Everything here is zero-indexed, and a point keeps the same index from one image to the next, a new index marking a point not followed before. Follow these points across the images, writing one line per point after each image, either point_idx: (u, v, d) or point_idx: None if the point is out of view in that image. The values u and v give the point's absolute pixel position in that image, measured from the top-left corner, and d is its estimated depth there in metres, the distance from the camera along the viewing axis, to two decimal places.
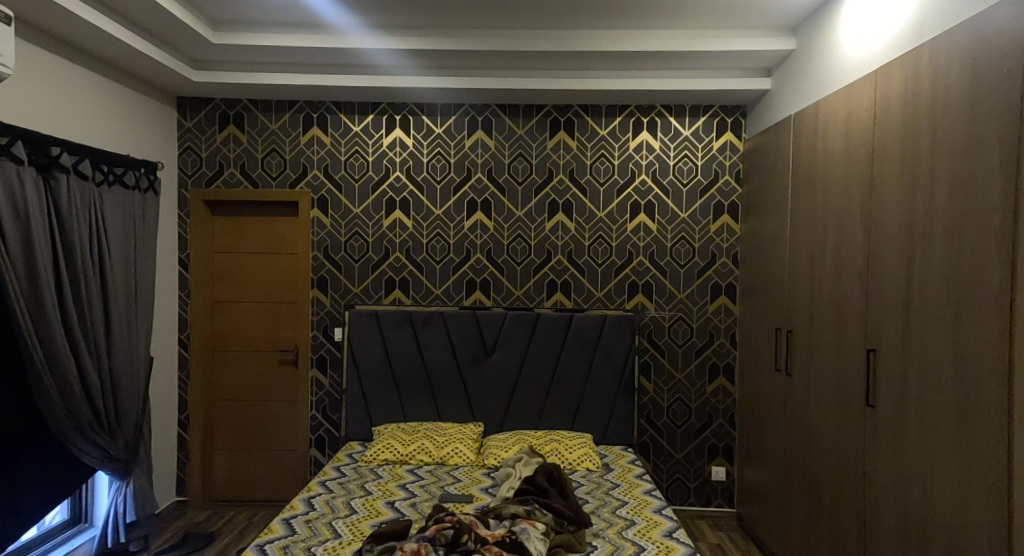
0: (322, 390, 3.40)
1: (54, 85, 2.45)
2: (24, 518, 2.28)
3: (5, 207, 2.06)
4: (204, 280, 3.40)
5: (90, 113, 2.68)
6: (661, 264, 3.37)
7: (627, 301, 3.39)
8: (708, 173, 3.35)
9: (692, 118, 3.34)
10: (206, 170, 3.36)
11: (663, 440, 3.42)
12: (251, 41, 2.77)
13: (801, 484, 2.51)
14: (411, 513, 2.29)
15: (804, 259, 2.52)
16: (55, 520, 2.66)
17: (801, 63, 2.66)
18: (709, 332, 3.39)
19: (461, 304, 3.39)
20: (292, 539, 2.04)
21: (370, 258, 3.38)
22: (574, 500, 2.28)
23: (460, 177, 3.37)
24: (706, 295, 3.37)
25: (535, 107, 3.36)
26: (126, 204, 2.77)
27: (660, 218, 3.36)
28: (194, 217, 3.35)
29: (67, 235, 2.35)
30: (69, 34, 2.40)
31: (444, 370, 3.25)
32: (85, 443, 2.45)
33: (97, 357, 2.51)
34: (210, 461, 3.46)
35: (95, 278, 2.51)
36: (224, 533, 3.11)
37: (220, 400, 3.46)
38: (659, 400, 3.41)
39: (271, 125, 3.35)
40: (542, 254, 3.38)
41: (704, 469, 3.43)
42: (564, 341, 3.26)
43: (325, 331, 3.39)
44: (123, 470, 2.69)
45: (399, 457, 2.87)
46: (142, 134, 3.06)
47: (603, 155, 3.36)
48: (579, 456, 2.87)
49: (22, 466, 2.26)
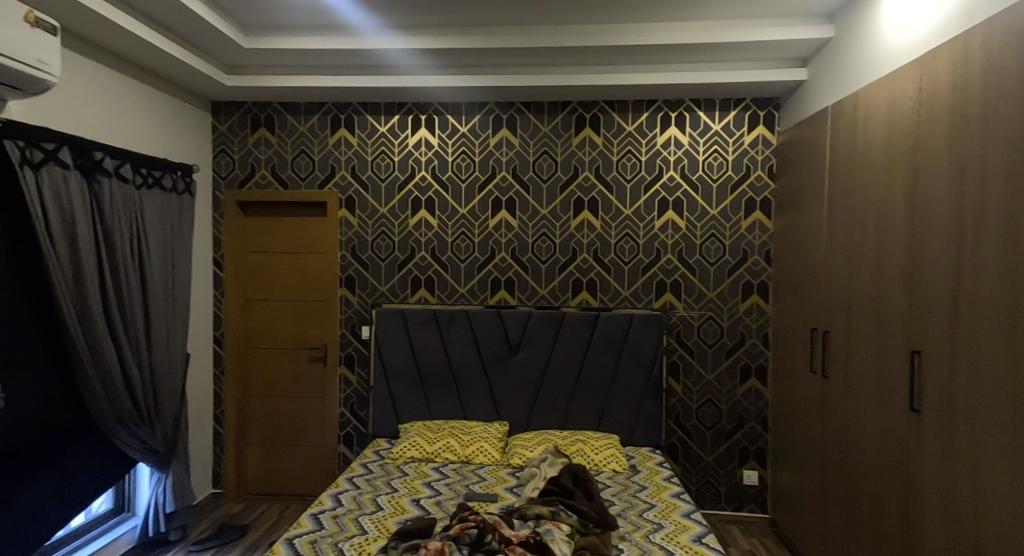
0: (350, 388, 3.45)
1: (97, 92, 2.57)
2: (71, 506, 2.39)
3: (53, 210, 2.16)
4: (237, 279, 3.50)
5: (130, 119, 2.79)
6: (690, 263, 3.30)
7: (654, 300, 3.33)
8: (739, 168, 3.26)
9: (723, 112, 3.26)
10: (239, 172, 3.45)
11: (692, 442, 3.35)
12: (281, 45, 2.82)
13: (839, 491, 2.42)
14: (436, 511, 2.31)
15: (842, 257, 2.42)
16: (101, 509, 2.79)
17: (839, 53, 2.56)
18: (740, 332, 3.30)
19: (486, 303, 3.39)
20: (320, 535, 2.08)
21: (396, 257, 3.41)
22: (600, 502, 2.25)
23: (485, 175, 3.37)
24: (738, 294, 3.29)
25: (561, 104, 3.33)
26: (165, 206, 2.87)
27: (689, 215, 3.29)
28: (227, 218, 3.45)
29: (110, 237, 2.45)
30: (112, 43, 2.52)
31: (469, 368, 3.26)
32: (128, 436, 2.55)
33: (137, 354, 2.61)
34: (244, 455, 3.55)
35: (136, 278, 2.60)
36: (257, 525, 3.20)
37: (252, 397, 3.55)
38: (689, 401, 3.34)
39: (300, 127, 3.42)
40: (568, 252, 3.35)
41: (736, 472, 3.34)
42: (591, 340, 3.22)
43: (353, 329, 3.44)
44: (163, 461, 2.79)
45: (425, 455, 2.89)
46: (180, 137, 3.16)
47: (630, 152, 3.31)
48: (605, 458, 2.84)
49: (68, 456, 2.37)
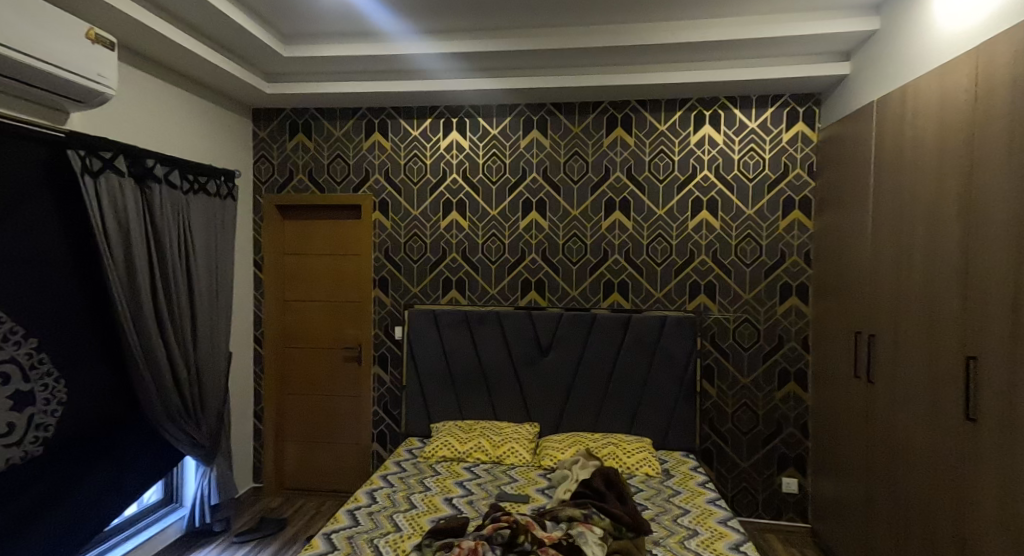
0: (384, 386, 3.52)
1: (148, 102, 2.71)
2: (124, 496, 2.52)
3: (109, 214, 2.30)
4: (276, 280, 3.61)
5: (179, 127, 2.93)
6: (725, 263, 3.23)
7: (688, 301, 3.27)
8: (777, 166, 3.18)
9: (760, 110, 3.17)
10: (278, 177, 3.56)
11: (727, 447, 3.27)
12: (319, 53, 2.91)
13: (886, 502, 2.32)
14: (469, 510, 2.34)
15: (889, 257, 2.32)
16: (152, 499, 2.93)
17: (885, 46, 2.46)
18: (778, 335, 3.21)
19: (517, 305, 3.40)
20: (356, 530, 2.14)
21: (428, 259, 3.46)
22: (633, 506, 2.23)
23: (516, 177, 3.38)
24: (775, 296, 3.20)
25: (592, 104, 3.31)
26: (210, 210, 2.99)
27: (724, 215, 3.22)
28: (267, 220, 3.57)
29: (160, 240, 2.58)
30: (163, 56, 2.65)
31: (500, 369, 3.28)
32: (176, 431, 2.67)
33: (185, 352, 2.73)
34: (282, 451, 3.67)
35: (183, 279, 2.72)
36: (295, 519, 3.29)
37: (290, 394, 3.66)
38: (724, 405, 3.26)
39: (336, 132, 3.51)
40: (599, 253, 3.33)
41: (774, 479, 3.25)
42: (622, 342, 3.19)
43: (386, 329, 3.51)
44: (208, 455, 2.91)
45: (456, 454, 2.92)
46: (223, 144, 3.29)
47: (663, 152, 3.26)
48: (638, 461, 2.81)
49: (120, 448, 2.50)
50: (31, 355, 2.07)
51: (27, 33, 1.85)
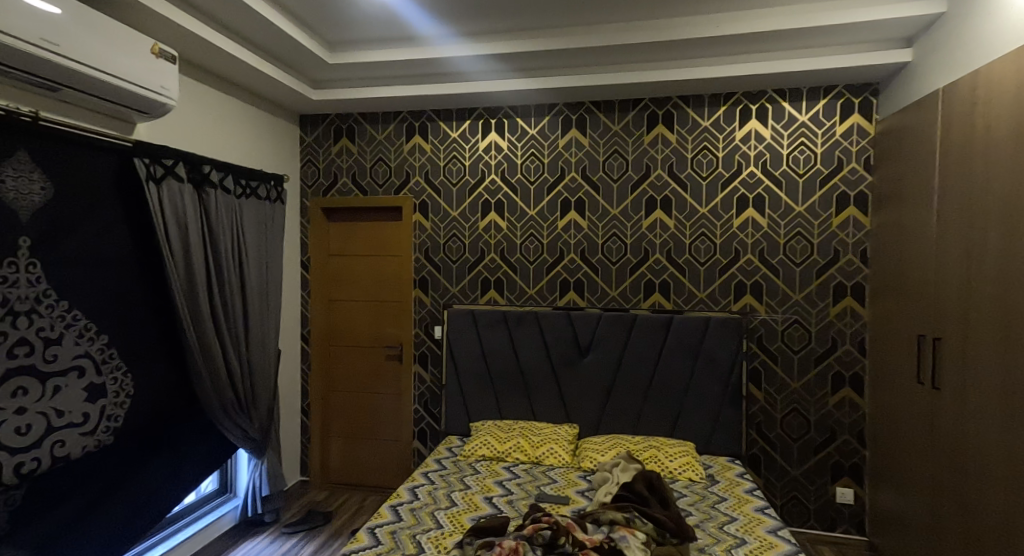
0: (424, 385, 3.58)
1: (205, 112, 2.85)
2: (184, 484, 2.66)
3: (170, 218, 2.45)
4: (321, 280, 3.73)
5: (233, 134, 3.07)
6: (773, 263, 3.11)
7: (733, 302, 3.17)
8: (830, 160, 3.03)
9: (811, 102, 3.04)
10: (323, 180, 3.68)
11: (776, 454, 3.15)
12: (364, 59, 2.99)
13: (952, 517, 2.17)
14: (509, 510, 2.35)
15: (957, 255, 2.17)
16: (209, 489, 3.08)
17: (953, 30, 2.31)
18: (831, 338, 3.06)
19: (555, 305, 3.38)
20: (399, 526, 2.19)
21: (467, 259, 3.49)
22: (677, 512, 2.18)
23: (554, 177, 3.36)
24: (828, 296, 3.06)
25: (632, 102, 3.26)
26: (261, 213, 3.11)
27: (771, 213, 3.11)
28: (313, 223, 3.69)
29: (215, 243, 2.71)
30: (219, 67, 2.79)
31: (539, 369, 3.27)
32: (230, 424, 2.80)
33: (238, 349, 2.86)
34: (327, 446, 3.78)
35: (236, 280, 2.85)
36: (340, 513, 3.39)
37: (334, 391, 3.77)
38: (772, 410, 3.14)
39: (378, 136, 3.59)
40: (639, 253, 3.27)
41: (827, 489, 3.10)
42: (663, 345, 3.12)
43: (426, 328, 3.57)
44: (260, 448, 3.04)
45: (496, 454, 2.93)
46: (273, 150, 3.43)
47: (706, 148, 3.17)
48: (680, 466, 2.74)
49: (180, 439, 2.65)
50: (102, 351, 2.24)
51: (96, 50, 1.99)
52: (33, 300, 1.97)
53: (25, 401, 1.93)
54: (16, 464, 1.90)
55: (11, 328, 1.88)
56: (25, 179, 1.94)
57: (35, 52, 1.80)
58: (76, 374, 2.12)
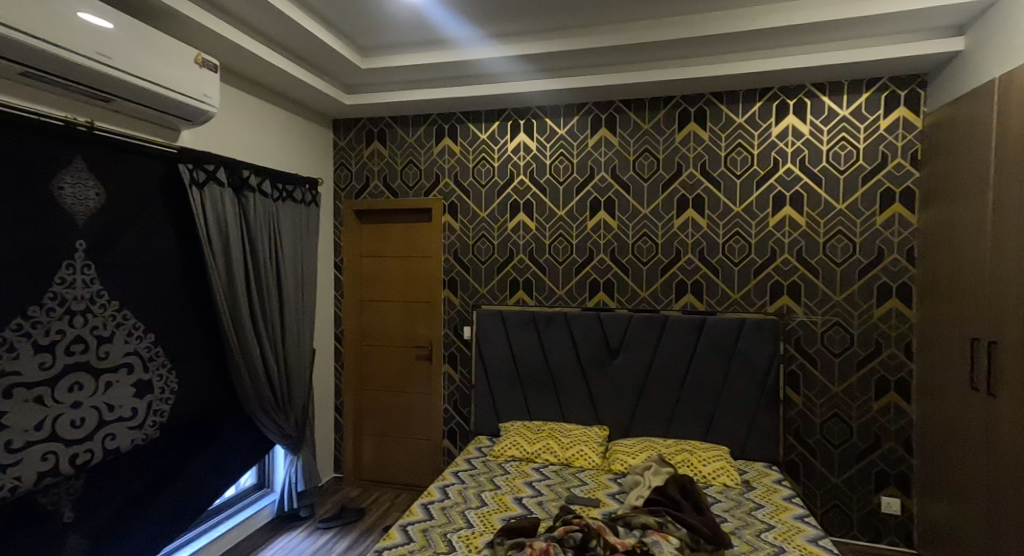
0: (454, 385, 3.61)
1: (244, 118, 2.96)
2: (225, 478, 2.76)
3: (212, 221, 2.54)
4: (354, 281, 3.80)
5: (271, 140, 3.17)
6: (812, 263, 3.00)
7: (769, 304, 3.07)
8: (873, 156, 2.91)
9: (853, 96, 2.92)
10: (356, 183, 3.75)
11: (815, 460, 3.04)
12: (396, 63, 3.03)
13: (1010, 531, 2.05)
14: (539, 511, 2.34)
15: (1015, 253, 2.05)
16: (247, 483, 3.19)
17: (1009, 16, 2.18)
18: (875, 341, 2.94)
19: (585, 305, 3.35)
20: (430, 524, 2.21)
21: (496, 259, 3.50)
22: (711, 517, 2.13)
23: (583, 176, 3.34)
24: (872, 297, 2.93)
25: (663, 99, 3.20)
26: (297, 216, 3.20)
27: (809, 211, 3.00)
28: (346, 224, 3.77)
29: (254, 245, 2.80)
30: (256, 74, 2.89)
31: (569, 370, 3.25)
32: (267, 420, 2.89)
33: (275, 348, 2.95)
34: (360, 444, 3.85)
35: (274, 280, 2.94)
36: (373, 510, 3.45)
37: (366, 389, 3.84)
38: (811, 415, 3.03)
39: (409, 139, 3.64)
40: (671, 253, 3.21)
41: (871, 498, 2.97)
42: (696, 346, 3.06)
43: (455, 328, 3.60)
44: (296, 445, 3.12)
45: (525, 454, 2.93)
46: (309, 155, 3.53)
47: (740, 145, 3.09)
48: (714, 470, 2.67)
49: (222, 435, 2.75)
50: (150, 349, 2.35)
51: (144, 61, 2.09)
52: (88, 300, 2.08)
53: (81, 395, 2.05)
54: (72, 455, 2.01)
55: (68, 327, 2.00)
56: (82, 185, 2.07)
57: (91, 66, 1.91)
58: (126, 370, 2.23)
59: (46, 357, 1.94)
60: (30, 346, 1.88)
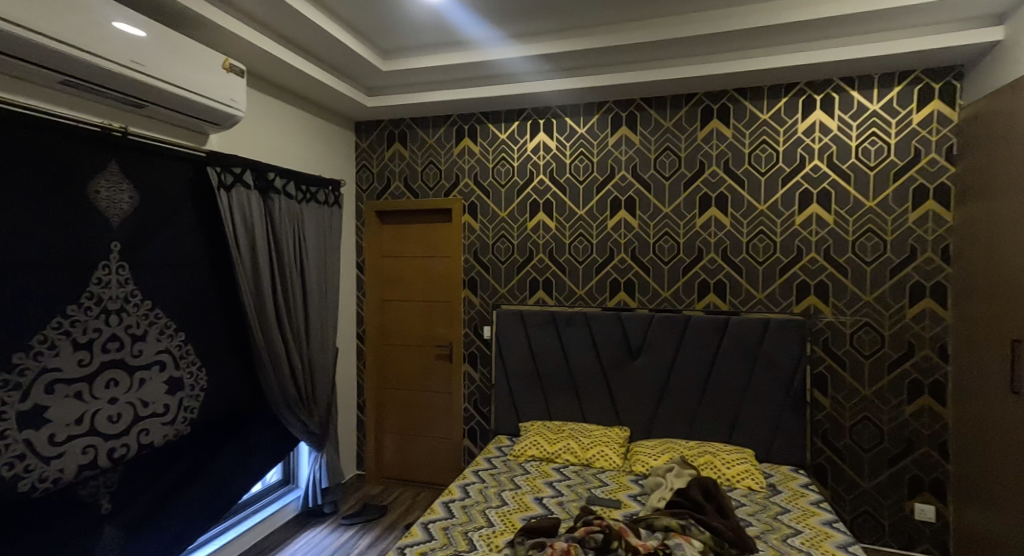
0: (474, 384, 3.63)
1: (270, 122, 3.02)
2: (252, 474, 2.82)
3: (239, 223, 2.61)
4: (375, 281, 3.85)
5: (295, 142, 3.23)
6: (840, 262, 2.93)
7: (795, 304, 3.00)
8: (905, 152, 2.82)
9: (883, 89, 2.84)
10: (378, 185, 3.79)
11: (844, 465, 2.96)
12: (417, 64, 3.06)
13: None
14: (559, 511, 2.34)
15: None
16: (273, 479, 3.25)
17: None
18: (908, 342, 2.85)
19: (605, 305, 3.32)
20: (451, 522, 2.23)
21: (515, 259, 3.50)
22: (735, 521, 2.10)
23: (603, 175, 3.32)
24: (904, 298, 2.84)
25: (685, 96, 3.16)
26: (321, 217, 3.25)
27: (837, 208, 2.92)
28: (367, 225, 3.81)
29: (279, 246, 2.86)
30: (281, 78, 2.94)
31: (589, 370, 3.23)
32: (292, 418, 2.94)
33: (299, 346, 3.00)
34: (382, 442, 3.90)
35: (298, 280, 2.99)
36: (394, 507, 3.49)
37: (387, 388, 3.88)
38: (840, 418, 2.95)
39: (429, 140, 3.67)
40: (693, 252, 3.17)
41: (904, 504, 2.88)
42: (719, 347, 3.02)
43: (475, 328, 3.61)
44: (320, 442, 3.17)
45: (546, 454, 2.92)
46: (332, 156, 3.58)
47: (765, 142, 3.03)
48: (739, 473, 2.63)
49: (249, 431, 2.81)
50: (181, 347, 2.42)
51: (174, 67, 2.15)
52: (122, 300, 2.16)
53: (117, 391, 2.12)
54: (110, 449, 2.09)
55: (103, 326, 2.07)
56: (116, 189, 2.14)
57: (125, 74, 1.98)
58: (158, 368, 2.30)
59: (84, 354, 2.01)
60: (69, 344, 1.96)
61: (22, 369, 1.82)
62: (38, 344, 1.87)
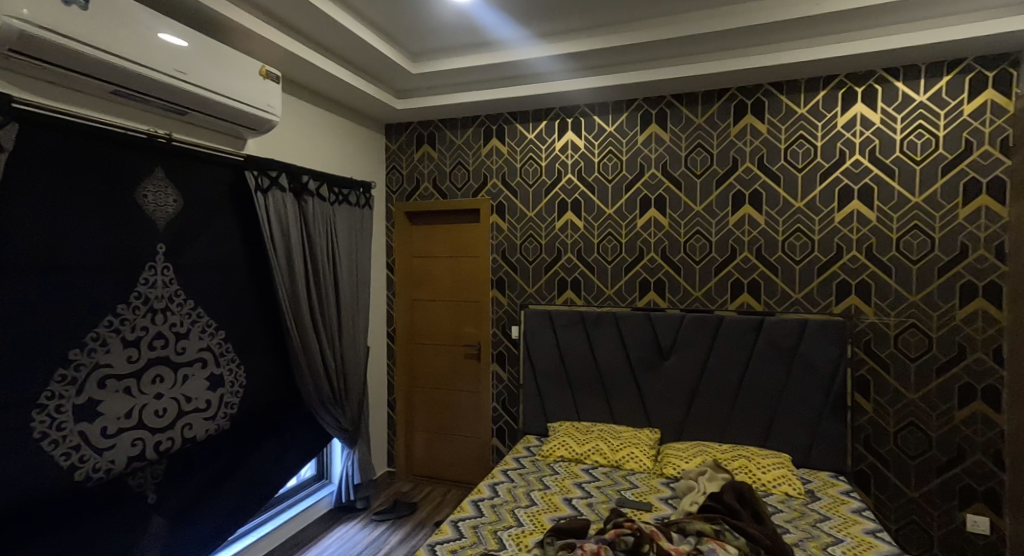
0: (502, 384, 3.64)
1: (304, 126, 3.10)
2: (288, 470, 2.89)
3: (274, 225, 2.68)
4: (405, 281, 3.90)
5: (328, 145, 3.30)
6: (884, 261, 2.80)
7: (835, 304, 2.89)
8: (955, 144, 2.69)
9: (931, 79, 2.70)
10: (407, 186, 3.84)
11: (888, 472, 2.83)
12: (446, 66, 3.08)
13: None
14: (589, 513, 2.32)
15: None
16: (308, 474, 3.33)
17: None
18: (958, 344, 2.71)
19: (635, 305, 3.28)
20: (481, 521, 2.24)
21: (544, 259, 3.49)
22: (771, 528, 2.04)
23: (633, 174, 3.27)
24: (953, 298, 2.70)
25: (717, 92, 3.09)
26: (352, 218, 3.31)
27: (880, 205, 2.80)
28: (397, 226, 3.87)
29: (313, 247, 2.93)
30: (314, 83, 3.01)
31: (619, 371, 3.19)
32: (326, 415, 3.01)
33: (332, 345, 3.07)
34: (411, 440, 3.95)
35: (331, 280, 3.06)
36: (424, 505, 3.53)
37: (417, 387, 3.93)
38: (883, 423, 2.83)
39: (458, 141, 3.69)
40: (725, 251, 3.09)
41: (954, 515, 2.74)
42: (753, 349, 2.94)
43: (503, 328, 3.62)
44: (353, 439, 3.24)
45: (574, 455, 2.90)
46: (363, 159, 3.64)
47: (802, 138, 2.93)
48: (775, 478, 2.55)
49: (286, 427, 2.89)
50: (221, 345, 2.50)
51: (214, 75, 2.23)
52: (168, 299, 2.25)
53: (162, 387, 2.22)
54: (156, 442, 2.19)
55: (150, 324, 2.17)
56: (162, 193, 2.23)
57: (169, 82, 2.06)
58: (200, 364, 2.39)
59: (132, 351, 2.11)
60: (119, 341, 2.06)
61: (77, 365, 1.93)
62: (92, 340, 1.97)
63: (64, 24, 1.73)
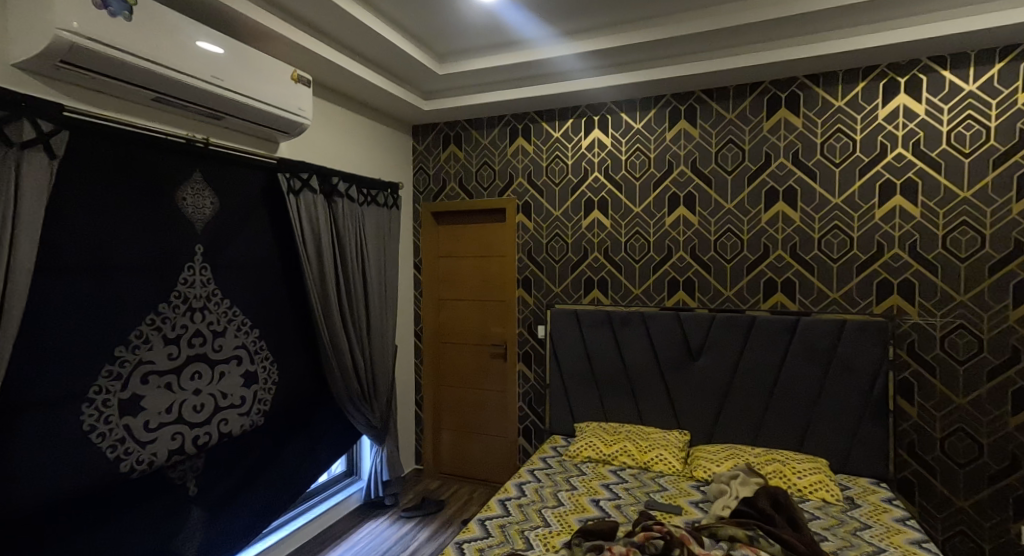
0: (528, 384, 3.63)
1: (333, 128, 3.15)
2: (319, 465, 2.95)
3: (305, 225, 2.74)
4: (432, 280, 3.93)
5: (357, 147, 3.35)
6: (928, 258, 2.68)
7: (875, 304, 2.78)
8: (1007, 136, 2.54)
9: (981, 68, 2.57)
10: (434, 186, 3.87)
11: (934, 479, 2.70)
12: (473, 66, 3.09)
13: None
14: (617, 515, 2.29)
15: None
16: (337, 470, 3.40)
17: None
18: (1011, 347, 2.56)
19: (663, 305, 3.22)
20: (507, 520, 2.23)
21: (570, 258, 3.46)
22: (809, 535, 1.97)
23: (661, 171, 3.21)
24: (1005, 298, 2.57)
25: (749, 86, 3.00)
26: (381, 218, 3.35)
27: (925, 200, 2.68)
28: (424, 226, 3.90)
29: (342, 247, 2.98)
30: (343, 86, 3.06)
31: (647, 372, 3.14)
32: (355, 412, 3.06)
33: (361, 343, 3.12)
34: (439, 438, 3.98)
35: (360, 280, 3.11)
36: (452, 502, 3.55)
37: (444, 385, 3.95)
38: (928, 428, 2.70)
39: (484, 141, 3.70)
40: (757, 249, 3.00)
41: (1007, 526, 2.60)
42: (787, 350, 2.85)
43: (530, 327, 3.61)
44: (382, 436, 3.28)
45: (602, 456, 2.87)
46: (390, 159, 3.68)
47: (840, 131, 2.82)
48: (811, 484, 2.46)
49: (317, 424, 2.95)
50: (256, 343, 2.57)
51: (249, 81, 2.29)
52: (206, 298, 2.33)
53: (201, 383, 2.29)
54: (195, 436, 2.26)
55: (189, 322, 2.25)
56: (200, 196, 2.31)
57: (207, 89, 2.13)
58: (235, 362, 2.46)
59: (173, 348, 2.19)
60: (161, 338, 2.14)
61: (122, 361, 2.01)
62: (135, 338, 2.05)
63: (110, 36, 1.81)
